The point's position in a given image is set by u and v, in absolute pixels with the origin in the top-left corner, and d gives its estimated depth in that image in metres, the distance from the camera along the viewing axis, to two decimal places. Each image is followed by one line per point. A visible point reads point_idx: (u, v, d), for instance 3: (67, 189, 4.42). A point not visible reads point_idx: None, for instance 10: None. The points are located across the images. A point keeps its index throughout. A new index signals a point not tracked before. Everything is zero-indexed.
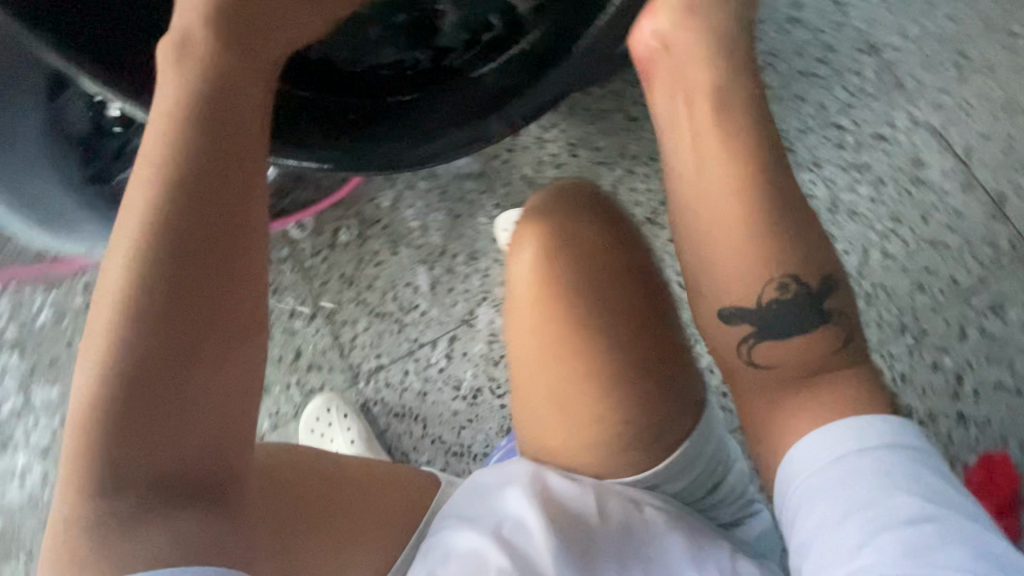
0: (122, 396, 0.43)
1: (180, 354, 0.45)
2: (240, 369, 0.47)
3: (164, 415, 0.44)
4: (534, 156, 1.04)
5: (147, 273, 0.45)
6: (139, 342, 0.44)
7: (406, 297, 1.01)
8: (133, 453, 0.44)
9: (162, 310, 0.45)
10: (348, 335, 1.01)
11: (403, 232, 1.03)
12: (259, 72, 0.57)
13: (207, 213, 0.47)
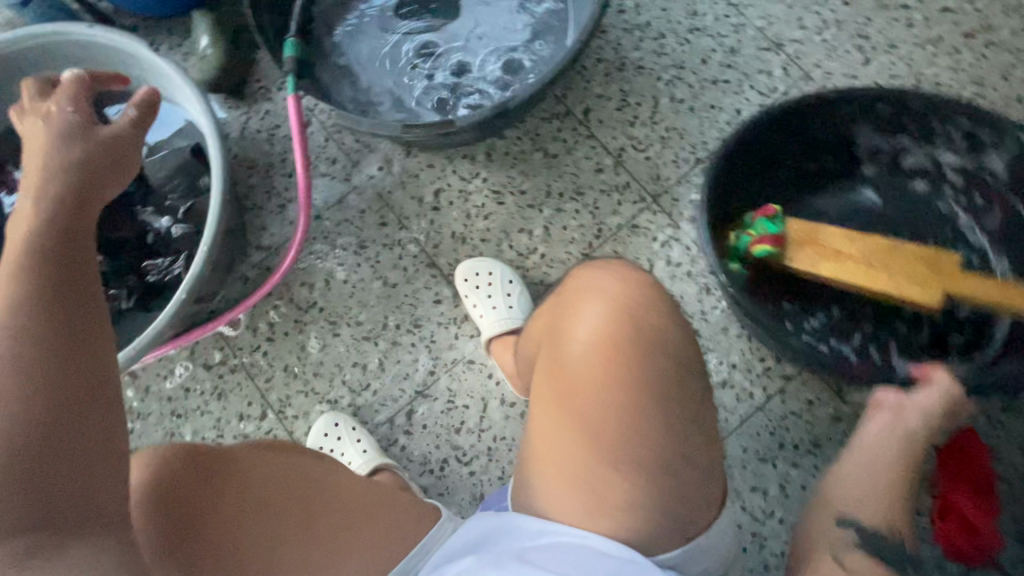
0: (6, 450, 0.37)
1: (66, 400, 0.40)
2: (112, 423, 0.42)
3: (61, 459, 0.39)
4: (462, 210, 1.03)
5: (26, 344, 0.40)
6: (17, 391, 0.39)
7: (356, 378, 0.98)
8: (43, 487, 0.38)
9: (46, 389, 0.40)
10: (301, 427, 0.97)
11: (338, 311, 1.01)
12: (89, 222, 0.50)
13: (88, 291, 0.45)
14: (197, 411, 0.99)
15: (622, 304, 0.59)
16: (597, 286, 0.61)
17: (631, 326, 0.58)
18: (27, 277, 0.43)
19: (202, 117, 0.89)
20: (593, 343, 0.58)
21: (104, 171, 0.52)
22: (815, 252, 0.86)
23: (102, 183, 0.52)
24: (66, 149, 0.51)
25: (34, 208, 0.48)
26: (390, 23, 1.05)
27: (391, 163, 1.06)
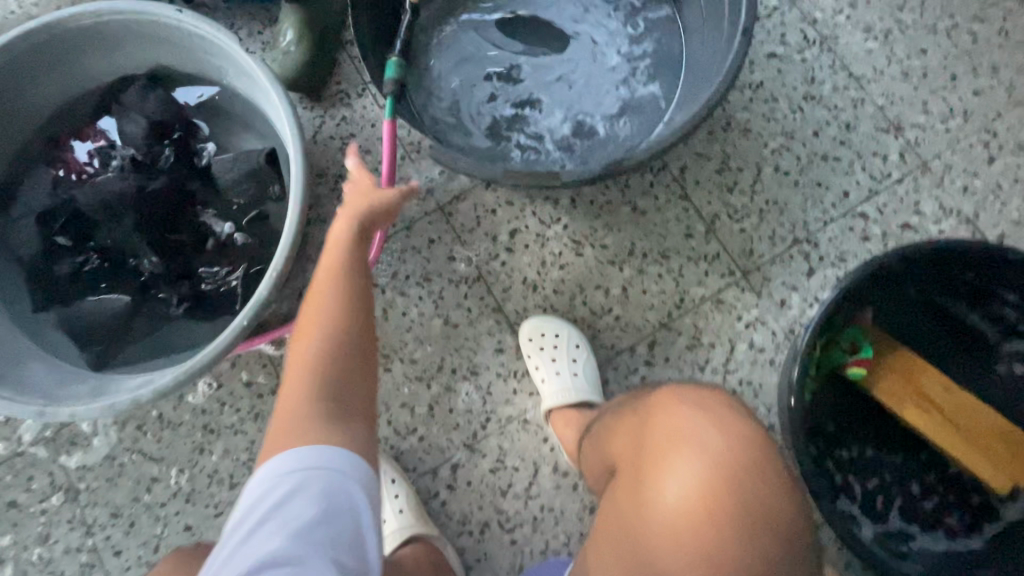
0: (315, 385, 0.54)
1: (353, 361, 0.57)
2: (369, 386, 0.58)
3: (347, 397, 0.55)
4: (536, 257, 0.96)
5: (336, 320, 0.58)
6: (327, 348, 0.56)
7: (402, 421, 0.92)
8: (331, 407, 0.53)
9: (344, 354, 0.57)
10: None
11: (393, 346, 0.95)
12: (357, 261, 0.62)
13: (351, 299, 0.59)
14: (231, 430, 0.94)
15: (715, 467, 0.56)
16: (698, 433, 0.57)
17: (721, 490, 0.55)
18: (324, 271, 0.62)
19: (285, 127, 0.83)
20: (676, 498, 0.56)
21: (385, 212, 0.66)
22: (904, 399, 0.82)
23: (380, 214, 0.66)
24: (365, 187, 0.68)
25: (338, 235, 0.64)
26: (488, 45, 0.98)
27: (468, 194, 0.99)
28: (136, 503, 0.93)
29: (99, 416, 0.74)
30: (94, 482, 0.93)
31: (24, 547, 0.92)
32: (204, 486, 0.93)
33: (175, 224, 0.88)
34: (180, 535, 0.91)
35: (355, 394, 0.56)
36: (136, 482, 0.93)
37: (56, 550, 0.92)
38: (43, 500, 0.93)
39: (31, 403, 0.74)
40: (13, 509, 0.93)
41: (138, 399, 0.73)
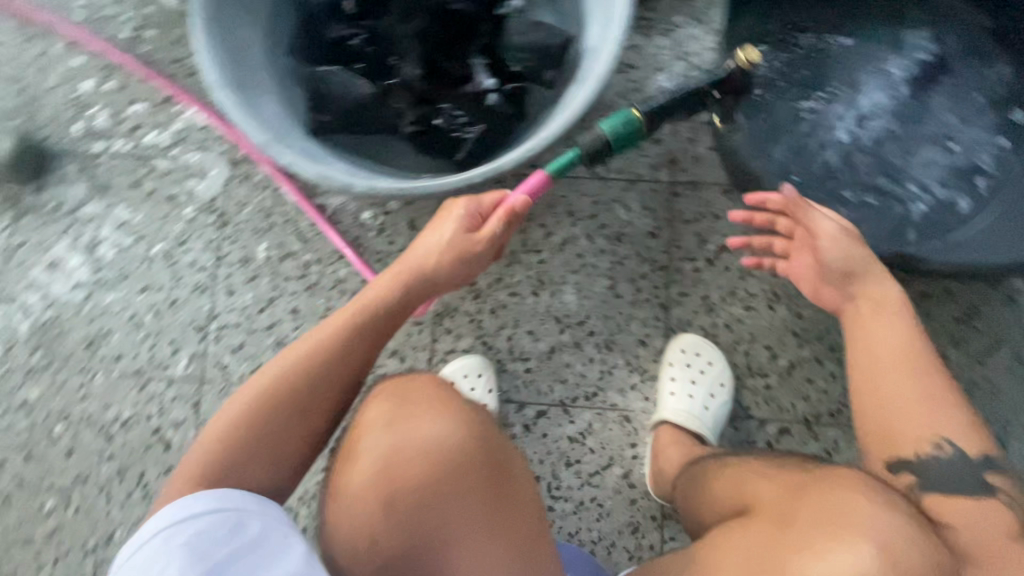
0: (266, 382, 0.63)
1: (302, 374, 0.63)
2: (315, 396, 0.64)
3: (278, 398, 0.62)
4: (729, 283, 0.91)
5: (323, 340, 0.65)
6: (291, 359, 0.64)
7: (521, 345, 0.92)
8: (251, 416, 0.61)
9: (295, 369, 0.63)
10: (444, 344, 0.92)
11: (553, 277, 0.93)
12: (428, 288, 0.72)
13: (364, 327, 0.68)
14: (375, 255, 0.95)
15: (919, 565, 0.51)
16: (879, 523, 0.52)
17: None
18: (375, 294, 0.70)
19: (610, 26, 0.78)
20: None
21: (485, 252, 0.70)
22: None
23: (478, 259, 0.71)
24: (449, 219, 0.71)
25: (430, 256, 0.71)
26: (819, 67, 0.90)
27: (702, 188, 0.94)
28: (265, 260, 0.96)
29: (311, 179, 0.75)
30: (244, 222, 0.98)
31: (162, 239, 0.98)
32: (324, 284, 0.95)
33: (450, 52, 0.86)
34: (283, 312, 0.95)
35: (307, 391, 0.63)
36: (275, 246, 0.97)
37: (183, 255, 0.98)
38: (198, 211, 0.99)
39: (261, 130, 0.75)
40: (170, 201, 0.99)
41: (351, 186, 0.74)
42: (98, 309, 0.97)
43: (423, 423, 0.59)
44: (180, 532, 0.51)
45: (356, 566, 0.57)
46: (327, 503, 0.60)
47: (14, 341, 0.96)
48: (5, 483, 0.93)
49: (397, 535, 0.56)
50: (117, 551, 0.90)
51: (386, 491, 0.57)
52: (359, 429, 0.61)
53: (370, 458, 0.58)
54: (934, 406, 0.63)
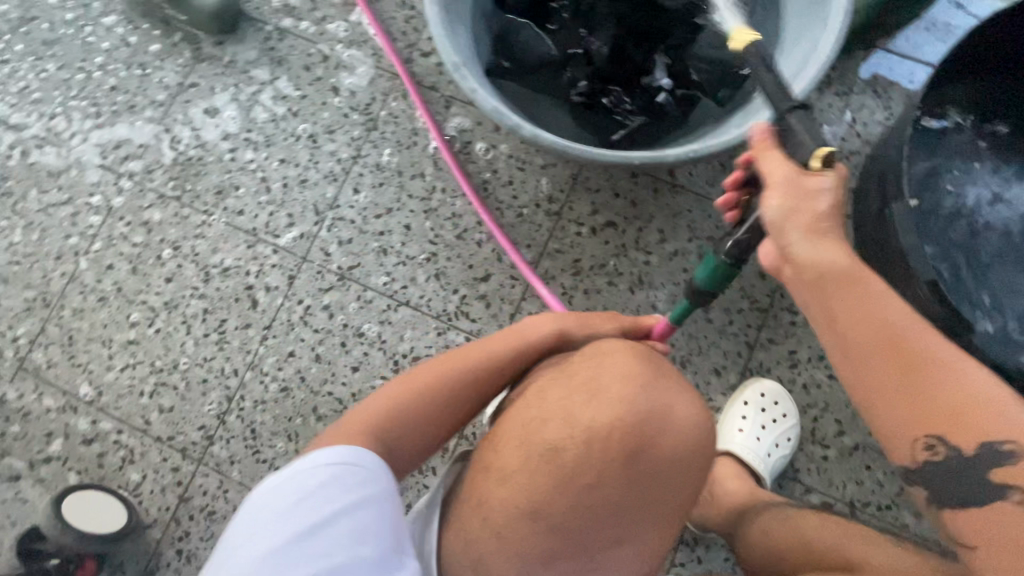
0: (505, 349, 0.69)
1: (531, 351, 0.71)
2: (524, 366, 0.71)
3: (507, 361, 0.69)
4: (820, 347, 0.91)
5: (560, 331, 0.72)
6: (537, 336, 0.71)
7: None
8: (476, 370, 0.67)
9: (533, 348, 0.71)
10: (531, 305, 0.96)
11: (653, 282, 0.95)
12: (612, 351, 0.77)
13: (592, 334, 0.74)
14: (497, 202, 0.99)
15: None
16: None
17: None
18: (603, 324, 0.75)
19: (806, 65, 0.78)
20: None
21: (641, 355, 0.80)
22: None
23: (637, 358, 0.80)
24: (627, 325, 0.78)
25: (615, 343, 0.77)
26: (984, 176, 0.90)
27: None
28: (396, 172, 1.01)
29: (484, 110, 0.79)
30: (389, 132, 1.03)
31: (312, 122, 1.04)
32: (441, 213, 0.99)
33: (641, 41, 0.89)
34: (395, 225, 0.99)
35: (519, 364, 0.71)
36: (410, 164, 1.01)
37: (324, 141, 1.03)
38: (352, 108, 1.04)
39: (454, 53, 0.80)
40: (331, 90, 1.05)
41: (519, 128, 0.78)
42: (236, 164, 1.03)
43: (663, 421, 0.63)
44: (302, 479, 0.53)
45: (561, 492, 0.61)
46: (547, 425, 0.62)
47: (157, 165, 1.04)
48: (105, 284, 1.01)
49: (616, 483, 0.62)
50: (181, 379, 0.97)
51: (628, 448, 0.62)
52: (605, 377, 0.64)
53: (620, 413, 0.62)
54: (955, 396, 0.48)
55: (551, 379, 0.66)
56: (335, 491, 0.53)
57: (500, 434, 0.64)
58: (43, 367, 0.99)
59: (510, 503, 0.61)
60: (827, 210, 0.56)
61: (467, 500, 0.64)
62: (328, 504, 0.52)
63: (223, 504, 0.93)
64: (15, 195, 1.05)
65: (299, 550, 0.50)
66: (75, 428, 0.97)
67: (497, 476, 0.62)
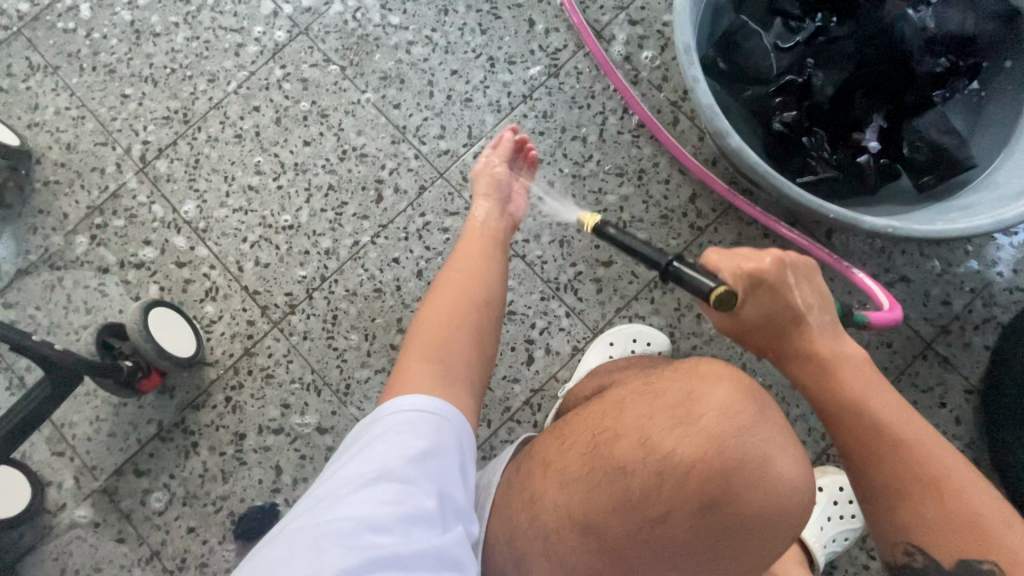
0: (482, 264, 0.69)
1: (491, 252, 0.72)
2: (504, 257, 0.72)
3: (490, 264, 0.70)
4: None
5: (488, 228, 0.75)
6: (487, 240, 0.73)
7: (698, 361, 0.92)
8: (478, 282, 0.67)
9: (491, 246, 0.72)
10: (640, 306, 0.93)
11: None
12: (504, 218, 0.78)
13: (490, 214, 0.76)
14: (645, 195, 0.96)
15: None
16: None
17: None
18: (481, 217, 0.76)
19: None
20: None
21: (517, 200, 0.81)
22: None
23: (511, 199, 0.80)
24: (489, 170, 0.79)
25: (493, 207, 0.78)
26: None
27: (948, 372, 0.91)
28: (559, 128, 0.98)
29: (697, 104, 0.75)
30: (568, 85, 0.99)
31: (496, 45, 1.00)
32: (587, 183, 0.97)
33: (868, 96, 0.84)
34: (539, 177, 0.97)
35: (499, 255, 0.72)
36: (576, 124, 0.98)
37: (501, 69, 1.00)
38: (540, 46, 1.00)
39: (689, 36, 0.76)
40: (527, 20, 1.01)
41: (726, 135, 0.74)
42: (408, 57, 1.01)
43: (760, 470, 0.52)
44: (383, 425, 0.53)
45: (621, 511, 0.54)
46: (619, 442, 0.55)
47: (333, 28, 1.02)
48: (246, 123, 1.00)
49: (685, 526, 0.53)
50: (284, 241, 0.97)
51: (705, 491, 0.52)
52: (697, 404, 0.54)
53: (703, 449, 0.52)
54: (941, 503, 0.54)
55: (634, 393, 0.58)
56: (405, 438, 0.52)
57: (572, 433, 0.58)
58: (163, 177, 0.99)
59: (564, 510, 0.55)
60: (802, 317, 0.60)
61: (524, 490, 0.58)
62: (401, 451, 0.51)
63: (282, 372, 0.94)
64: (192, 3, 1.04)
65: (372, 504, 0.48)
66: (172, 246, 0.97)
67: (557, 478, 0.57)
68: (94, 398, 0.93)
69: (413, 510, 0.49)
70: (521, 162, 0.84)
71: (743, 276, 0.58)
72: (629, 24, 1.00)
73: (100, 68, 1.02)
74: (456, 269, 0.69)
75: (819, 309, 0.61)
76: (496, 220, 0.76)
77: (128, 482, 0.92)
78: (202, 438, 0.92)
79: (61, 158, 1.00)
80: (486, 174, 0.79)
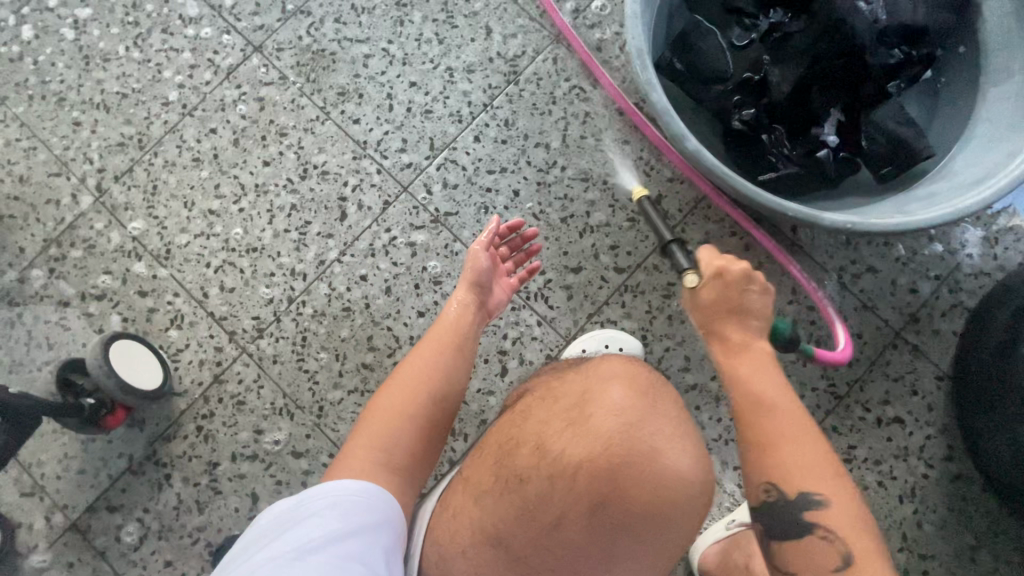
0: (450, 354, 0.68)
1: (461, 342, 0.70)
2: (472, 346, 0.71)
3: (460, 353, 0.69)
4: (879, 451, 0.90)
5: (462, 314, 0.72)
6: (459, 326, 0.71)
7: (671, 362, 0.92)
8: (443, 375, 0.66)
9: (461, 334, 0.70)
10: (612, 311, 0.93)
11: None
12: (479, 294, 0.75)
13: (467, 300, 0.73)
14: (611, 199, 0.95)
15: None
16: None
17: None
18: (460, 293, 0.74)
19: (993, 172, 0.74)
20: None
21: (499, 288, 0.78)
22: None
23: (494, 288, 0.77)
24: (476, 256, 0.75)
25: (481, 299, 0.75)
26: None
27: (918, 359, 0.92)
28: (523, 136, 0.97)
29: (653, 108, 0.75)
30: (529, 92, 0.98)
31: (454, 55, 0.99)
32: (553, 190, 0.96)
33: (825, 91, 0.84)
34: (505, 187, 0.96)
35: (469, 343, 0.71)
36: (539, 131, 0.97)
37: (460, 78, 0.99)
38: (498, 54, 0.99)
39: (641, 40, 0.75)
40: (484, 28, 1.00)
41: (682, 138, 0.74)
42: (366, 70, 0.99)
43: (652, 466, 0.48)
44: (307, 505, 0.55)
45: (519, 520, 0.51)
46: (519, 451, 0.52)
47: (288, 45, 1.00)
48: (203, 146, 0.98)
49: (580, 533, 0.49)
50: (249, 264, 0.95)
51: (595, 493, 0.48)
52: (590, 404, 0.51)
53: (591, 451, 0.48)
54: (795, 453, 0.54)
55: (539, 399, 0.56)
56: (326, 518, 0.53)
57: (490, 446, 0.57)
58: (121, 205, 0.97)
59: (477, 525, 0.54)
60: (742, 317, 0.61)
61: (448, 506, 0.58)
62: (319, 530, 0.52)
63: (254, 398, 0.92)
64: (141, 26, 1.02)
65: None
66: (133, 275, 0.95)
67: (473, 492, 0.55)
68: (61, 435, 0.91)
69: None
70: (513, 252, 0.83)
71: (712, 267, 0.63)
72: (587, 28, 0.99)
73: (50, 97, 1.00)
74: (428, 349, 0.69)
75: (755, 316, 0.61)
76: (471, 312, 0.73)
77: (101, 519, 0.90)
78: (175, 470, 0.91)
79: (14, 191, 0.98)
80: (475, 260, 0.75)
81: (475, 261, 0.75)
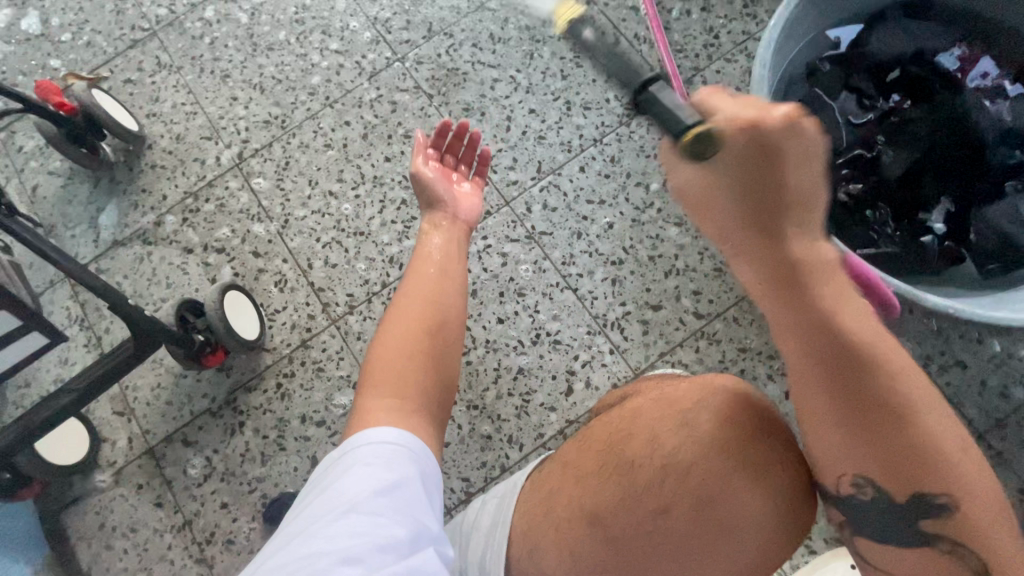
0: (444, 286, 0.73)
1: (450, 270, 0.76)
2: (460, 277, 0.77)
3: (449, 279, 0.75)
4: None
5: (440, 243, 0.79)
6: (440, 257, 0.77)
7: None
8: (433, 304, 0.71)
9: (443, 264, 0.76)
10: (684, 353, 0.95)
11: None
12: (439, 212, 0.83)
13: (433, 224, 0.81)
14: (701, 247, 0.98)
15: None
16: None
17: None
18: (432, 225, 0.81)
19: None
20: None
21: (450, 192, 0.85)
22: None
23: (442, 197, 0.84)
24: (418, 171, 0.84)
25: (447, 217, 0.83)
26: None
27: (1001, 468, 0.88)
28: (626, 173, 1.03)
29: None
30: (637, 136, 1.04)
31: (574, 91, 1.07)
32: (646, 228, 1.00)
33: (937, 178, 0.85)
34: (600, 218, 1.01)
35: (459, 275, 0.77)
36: (641, 171, 1.02)
37: (577, 113, 1.06)
38: (615, 97, 1.06)
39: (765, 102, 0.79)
40: (606, 72, 1.07)
41: None
42: (492, 93, 1.08)
43: (769, 473, 0.53)
44: (349, 458, 0.54)
45: (626, 506, 0.55)
46: (630, 443, 0.58)
47: (426, 60, 1.11)
48: (336, 135, 1.09)
49: (687, 523, 0.54)
50: (354, 245, 1.03)
51: (704, 490, 0.54)
52: (702, 409, 0.56)
53: (702, 451, 0.54)
54: (919, 463, 0.46)
55: (650, 402, 0.60)
56: (372, 470, 0.52)
57: (593, 435, 0.62)
58: (254, 174, 1.09)
59: (574, 504, 0.57)
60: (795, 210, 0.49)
61: (541, 488, 0.61)
62: (368, 481, 0.51)
63: (333, 367, 0.98)
64: (305, 25, 1.15)
65: (343, 533, 0.47)
66: (251, 235, 1.05)
67: (572, 476, 0.59)
68: (159, 366, 1.00)
69: (384, 539, 0.48)
70: (465, 158, 0.90)
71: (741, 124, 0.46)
72: (703, 87, 1.05)
73: (217, 72, 1.14)
74: (418, 287, 0.72)
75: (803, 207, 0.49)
76: (453, 237, 0.81)
77: (175, 451, 0.97)
78: (248, 419, 0.97)
79: (169, 146, 1.11)
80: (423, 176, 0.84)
81: (419, 172, 0.83)
